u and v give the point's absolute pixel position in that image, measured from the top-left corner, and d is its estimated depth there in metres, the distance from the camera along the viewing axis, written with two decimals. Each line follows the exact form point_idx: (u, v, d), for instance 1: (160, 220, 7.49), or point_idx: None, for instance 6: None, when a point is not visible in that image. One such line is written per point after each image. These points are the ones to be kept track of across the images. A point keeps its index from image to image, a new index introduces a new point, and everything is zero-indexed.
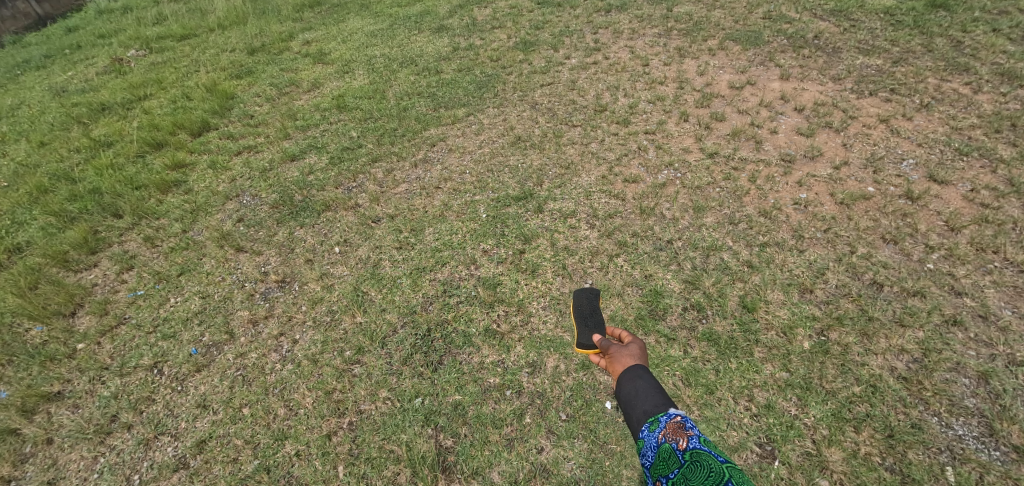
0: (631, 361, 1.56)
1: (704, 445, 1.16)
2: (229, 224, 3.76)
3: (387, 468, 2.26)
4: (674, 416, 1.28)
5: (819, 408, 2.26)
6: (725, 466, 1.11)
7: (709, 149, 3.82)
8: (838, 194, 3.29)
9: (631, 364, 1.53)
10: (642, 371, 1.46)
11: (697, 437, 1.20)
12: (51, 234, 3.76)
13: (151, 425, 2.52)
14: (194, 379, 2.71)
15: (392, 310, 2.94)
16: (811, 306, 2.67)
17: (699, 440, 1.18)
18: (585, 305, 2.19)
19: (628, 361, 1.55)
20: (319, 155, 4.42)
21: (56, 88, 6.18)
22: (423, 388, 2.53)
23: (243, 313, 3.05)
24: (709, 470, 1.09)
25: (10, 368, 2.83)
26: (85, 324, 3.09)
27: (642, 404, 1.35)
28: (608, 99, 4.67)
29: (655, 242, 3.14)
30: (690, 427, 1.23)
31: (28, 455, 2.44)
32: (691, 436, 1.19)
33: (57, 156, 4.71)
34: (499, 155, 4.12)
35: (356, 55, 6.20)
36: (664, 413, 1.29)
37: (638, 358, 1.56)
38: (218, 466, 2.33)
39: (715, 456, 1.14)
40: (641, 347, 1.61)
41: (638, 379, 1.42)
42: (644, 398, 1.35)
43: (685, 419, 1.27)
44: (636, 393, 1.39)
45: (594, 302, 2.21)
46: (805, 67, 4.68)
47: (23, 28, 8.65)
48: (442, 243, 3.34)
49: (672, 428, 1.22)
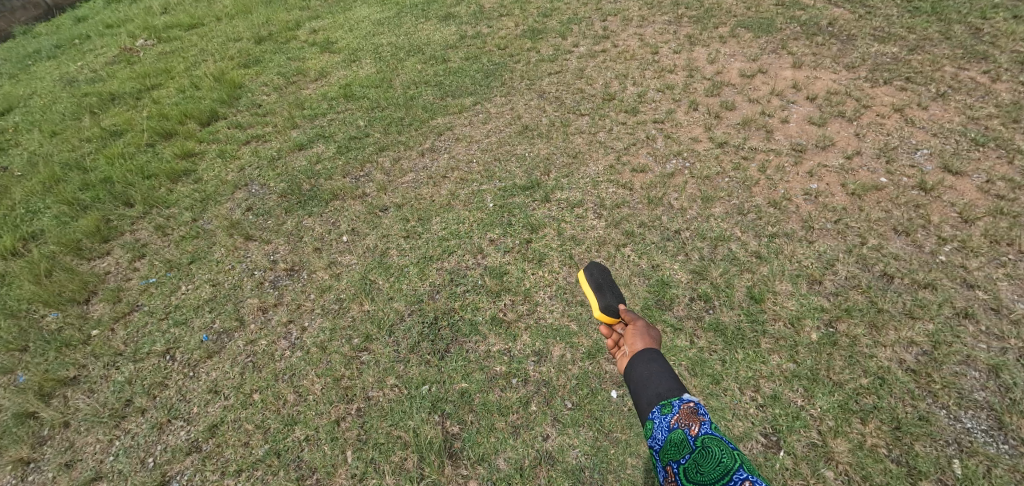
0: (650, 344, 1.59)
1: (716, 433, 1.23)
2: (239, 214, 3.79)
3: (394, 454, 2.29)
4: (686, 401, 1.34)
5: (825, 399, 2.25)
6: (735, 453, 1.18)
7: (719, 139, 3.78)
8: (849, 185, 3.25)
9: (648, 345, 1.57)
10: (656, 354, 1.51)
11: (708, 423, 1.26)
12: (65, 223, 3.81)
13: (164, 409, 2.57)
14: (205, 365, 2.75)
15: (400, 299, 2.97)
16: (819, 298, 2.66)
17: (710, 426, 1.25)
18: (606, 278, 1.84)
19: (648, 343, 1.58)
20: (326, 145, 4.43)
21: (66, 79, 6.21)
22: (429, 376, 2.56)
23: (252, 300, 3.08)
24: (718, 456, 1.16)
25: (27, 354, 2.89)
26: (99, 311, 3.14)
27: (658, 387, 1.39)
28: (616, 87, 4.62)
29: (663, 232, 3.13)
30: (702, 414, 1.29)
31: (46, 438, 2.50)
32: (704, 422, 1.25)
33: (69, 145, 4.75)
34: (506, 144, 4.11)
35: (363, 44, 6.19)
36: (679, 398, 1.33)
37: (655, 341, 1.62)
38: (228, 450, 2.37)
39: (724, 443, 1.21)
40: (658, 336, 1.63)
41: (652, 362, 1.46)
42: (658, 382, 1.39)
43: (697, 404, 1.33)
44: (652, 376, 1.42)
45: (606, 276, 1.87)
46: (818, 55, 4.60)
47: (33, 19, 8.66)
48: (448, 232, 3.35)
49: (685, 414, 1.27)
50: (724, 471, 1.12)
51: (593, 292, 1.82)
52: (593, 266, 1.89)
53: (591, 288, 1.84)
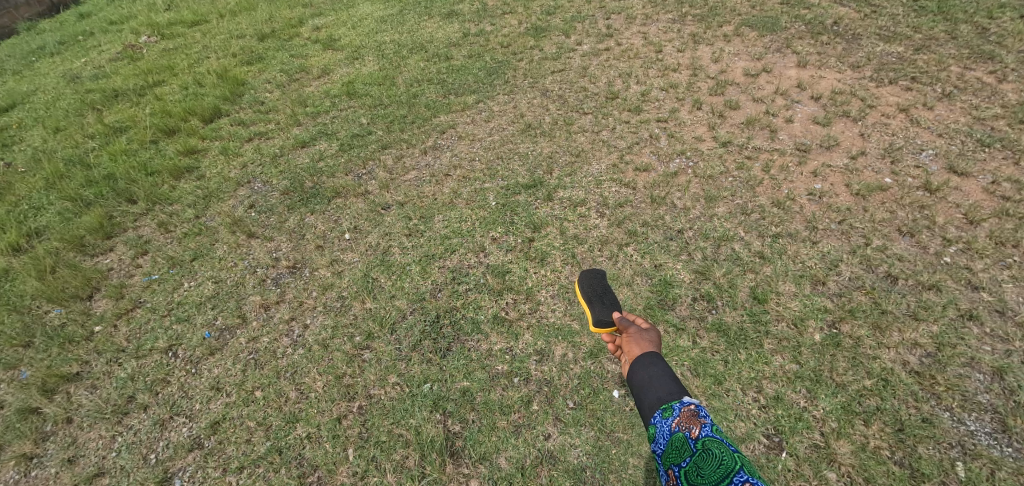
0: (649, 346, 1.76)
1: (716, 433, 1.35)
2: (401, 213, 4.11)
3: (610, 452, 2.56)
4: (688, 404, 1.47)
5: (1017, 442, 2.41)
6: (735, 453, 1.30)
7: (878, 163, 3.81)
8: (1010, 228, 3.36)
9: (648, 348, 1.74)
10: (658, 358, 1.65)
11: (709, 425, 1.39)
12: (242, 217, 4.24)
13: (373, 399, 2.87)
14: (400, 344, 3.13)
15: (580, 305, 3.25)
16: (991, 348, 2.78)
17: (707, 430, 1.37)
18: (598, 286, 2.39)
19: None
20: (476, 151, 4.75)
21: (219, 75, 6.88)
22: (626, 383, 2.83)
23: (447, 296, 3.43)
24: (721, 457, 1.28)
25: (235, 338, 3.29)
26: (288, 299, 3.50)
27: (659, 391, 1.53)
28: (750, 110, 4.79)
29: (829, 261, 3.29)
30: (703, 415, 1.41)
31: (266, 415, 2.83)
32: (705, 424, 1.37)
33: (230, 141, 5.26)
34: (651, 161, 4.32)
35: (486, 47, 6.44)
36: (677, 402, 1.47)
37: (654, 343, 1.78)
38: (460, 434, 2.69)
39: (725, 444, 1.33)
40: (657, 336, 1.81)
41: (653, 366, 1.61)
42: (660, 386, 1.54)
43: (698, 406, 1.46)
44: (651, 380, 1.58)
45: (604, 283, 2.42)
46: (961, 82, 4.57)
47: (164, 10, 9.38)
48: (619, 243, 3.60)
49: (687, 417, 1.39)
50: (726, 473, 1.23)
51: (586, 303, 2.33)
52: (586, 277, 2.47)
53: (585, 296, 2.37)
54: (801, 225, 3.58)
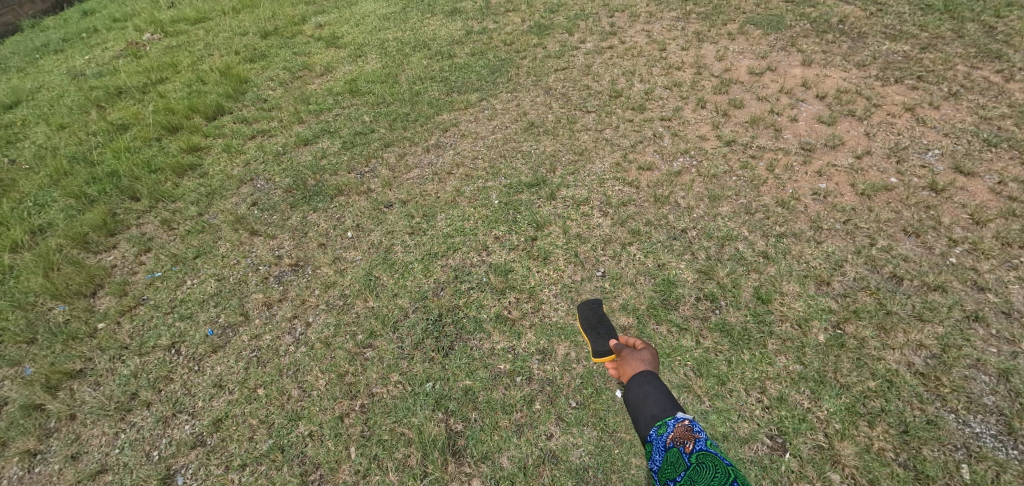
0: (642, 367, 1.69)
1: (710, 450, 1.27)
2: (244, 208, 3.79)
3: (398, 450, 2.29)
4: (681, 421, 1.39)
5: (832, 402, 2.23)
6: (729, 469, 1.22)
7: (726, 137, 3.75)
8: (859, 185, 3.21)
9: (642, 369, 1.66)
10: (651, 377, 1.58)
11: (702, 442, 1.31)
12: (72, 216, 3.82)
13: (169, 403, 2.58)
14: (209, 360, 2.76)
15: (404, 295, 2.96)
16: (827, 299, 2.63)
17: (704, 444, 1.30)
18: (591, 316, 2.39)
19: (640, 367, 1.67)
20: (331, 140, 4.43)
21: (73, 72, 6.22)
22: (434, 373, 2.55)
23: (256, 295, 3.08)
24: (713, 469, 1.20)
25: (34, 346, 2.91)
26: (106, 304, 3.15)
27: (655, 408, 1.46)
28: (623, 84, 4.59)
29: (669, 231, 3.11)
30: (697, 432, 1.34)
31: (52, 430, 2.52)
32: (698, 440, 1.30)
33: (76, 138, 4.76)
34: (512, 141, 4.09)
35: (369, 39, 6.17)
36: (673, 418, 1.39)
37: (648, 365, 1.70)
38: (233, 444, 2.38)
39: (719, 460, 1.25)
40: (650, 359, 1.73)
41: (648, 384, 1.54)
42: (654, 403, 1.46)
43: (691, 424, 1.39)
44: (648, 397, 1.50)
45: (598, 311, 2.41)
46: (828, 53, 4.55)
47: (40, 12, 8.63)
48: (454, 229, 3.34)
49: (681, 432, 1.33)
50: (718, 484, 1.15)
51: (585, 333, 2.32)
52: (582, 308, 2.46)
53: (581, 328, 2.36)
54: (645, 197, 3.38)
